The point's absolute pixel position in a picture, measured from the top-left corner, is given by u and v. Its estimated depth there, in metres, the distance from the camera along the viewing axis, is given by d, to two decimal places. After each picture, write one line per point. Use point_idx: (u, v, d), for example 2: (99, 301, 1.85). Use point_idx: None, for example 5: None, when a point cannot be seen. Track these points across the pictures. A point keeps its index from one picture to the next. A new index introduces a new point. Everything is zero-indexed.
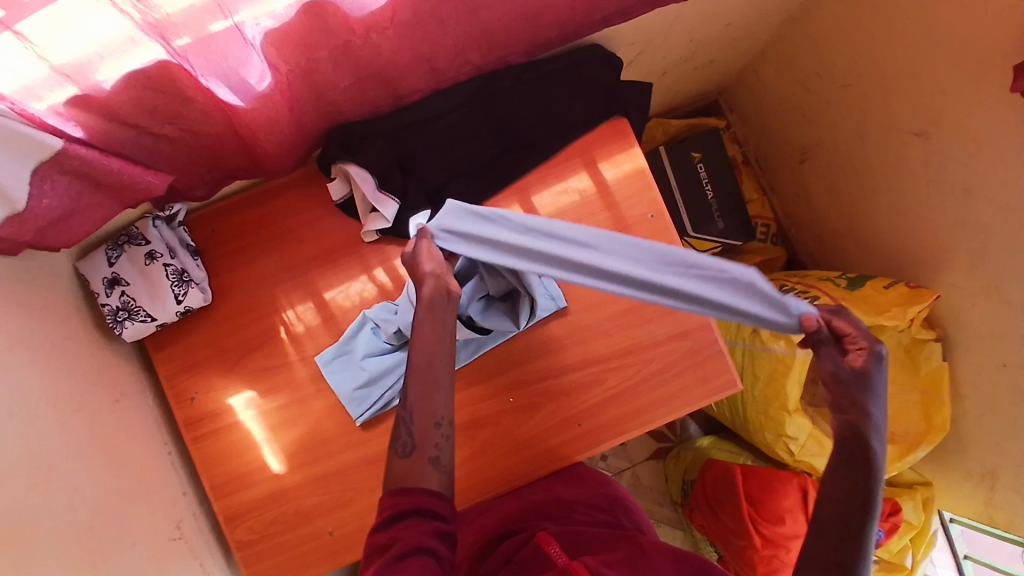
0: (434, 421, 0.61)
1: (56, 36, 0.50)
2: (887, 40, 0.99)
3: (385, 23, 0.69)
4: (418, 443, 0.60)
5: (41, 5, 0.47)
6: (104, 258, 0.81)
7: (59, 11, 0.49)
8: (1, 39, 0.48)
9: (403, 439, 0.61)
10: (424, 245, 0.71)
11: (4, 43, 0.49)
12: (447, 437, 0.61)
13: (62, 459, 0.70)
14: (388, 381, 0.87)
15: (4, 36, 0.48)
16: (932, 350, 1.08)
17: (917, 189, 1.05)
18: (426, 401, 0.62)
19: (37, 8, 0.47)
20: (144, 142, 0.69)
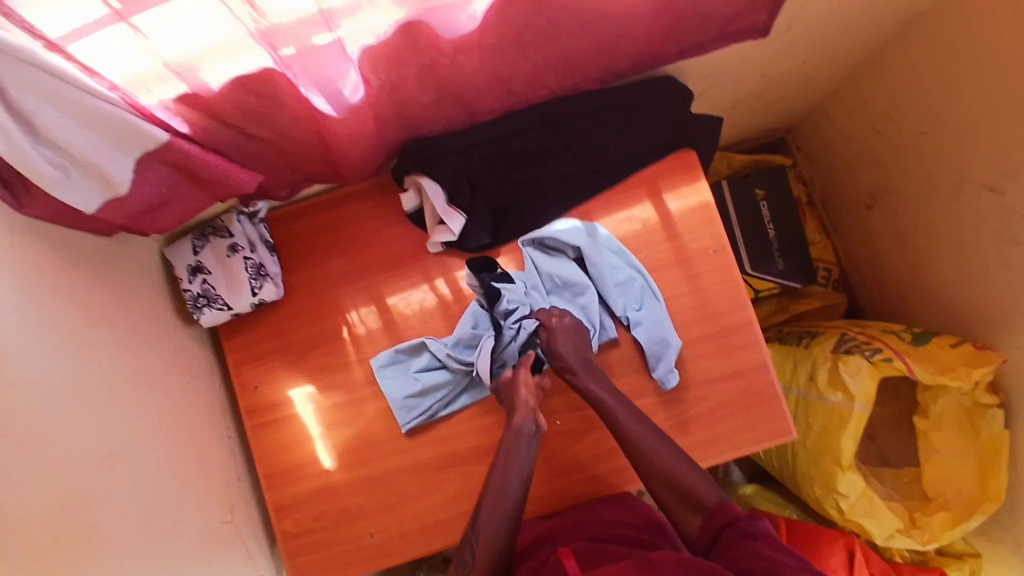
0: (494, 548, 0.79)
1: (168, 33, 0.54)
2: (965, 91, 0.96)
3: (471, 46, 0.72)
4: (476, 563, 0.79)
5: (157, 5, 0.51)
6: (190, 247, 0.88)
7: (173, 13, 0.53)
8: (115, 30, 0.52)
9: (463, 558, 0.81)
10: (520, 376, 0.85)
11: (114, 29, 0.53)
12: (504, 553, 0.79)
13: (131, 433, 0.73)
14: (438, 393, 0.89)
15: (119, 26, 0.52)
16: (993, 416, 1.03)
17: (990, 245, 1.00)
18: (486, 529, 0.79)
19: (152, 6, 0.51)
20: (240, 142, 0.73)
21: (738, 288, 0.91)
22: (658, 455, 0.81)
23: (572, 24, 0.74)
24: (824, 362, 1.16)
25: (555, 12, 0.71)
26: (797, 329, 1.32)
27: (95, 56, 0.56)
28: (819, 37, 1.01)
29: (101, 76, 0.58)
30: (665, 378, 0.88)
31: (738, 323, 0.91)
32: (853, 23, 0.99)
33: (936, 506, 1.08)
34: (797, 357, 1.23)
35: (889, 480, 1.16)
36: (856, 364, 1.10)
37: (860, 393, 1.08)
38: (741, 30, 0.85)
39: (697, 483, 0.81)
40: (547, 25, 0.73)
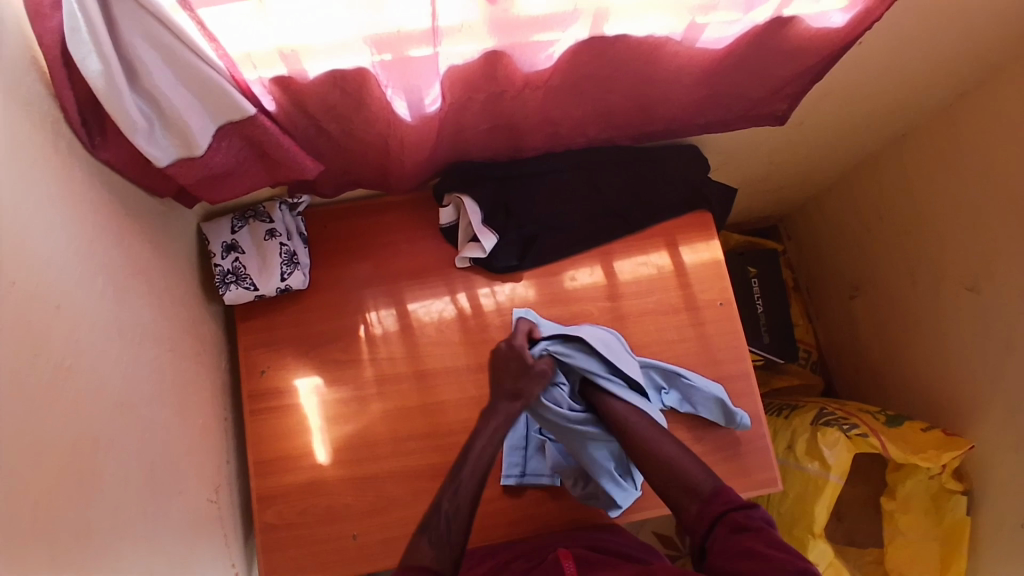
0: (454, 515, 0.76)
1: (285, 14, 0.61)
2: (948, 198, 1.08)
3: (539, 83, 0.80)
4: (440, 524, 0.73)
5: None
6: (228, 226, 0.91)
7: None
8: (241, 3, 0.59)
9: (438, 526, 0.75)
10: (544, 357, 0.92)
11: (240, 2, 0.59)
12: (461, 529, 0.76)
13: (144, 387, 0.74)
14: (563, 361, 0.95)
15: (246, 0, 0.59)
16: (958, 502, 1.09)
17: (964, 341, 1.10)
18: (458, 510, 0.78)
19: None
20: (310, 132, 0.79)
21: (739, 341, 0.98)
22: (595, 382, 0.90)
23: (625, 83, 0.84)
24: (804, 432, 1.21)
25: (613, 70, 0.81)
26: (777, 401, 1.38)
27: (219, 24, 0.61)
28: (822, 137, 1.16)
29: (219, 44, 0.63)
30: (740, 419, 0.92)
31: (736, 373, 0.96)
32: (854, 127, 1.13)
33: None
34: (777, 426, 1.28)
35: (853, 558, 1.20)
36: (833, 438, 1.15)
37: (836, 465, 1.13)
38: (762, 116, 0.97)
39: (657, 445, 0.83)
40: (604, 78, 0.82)
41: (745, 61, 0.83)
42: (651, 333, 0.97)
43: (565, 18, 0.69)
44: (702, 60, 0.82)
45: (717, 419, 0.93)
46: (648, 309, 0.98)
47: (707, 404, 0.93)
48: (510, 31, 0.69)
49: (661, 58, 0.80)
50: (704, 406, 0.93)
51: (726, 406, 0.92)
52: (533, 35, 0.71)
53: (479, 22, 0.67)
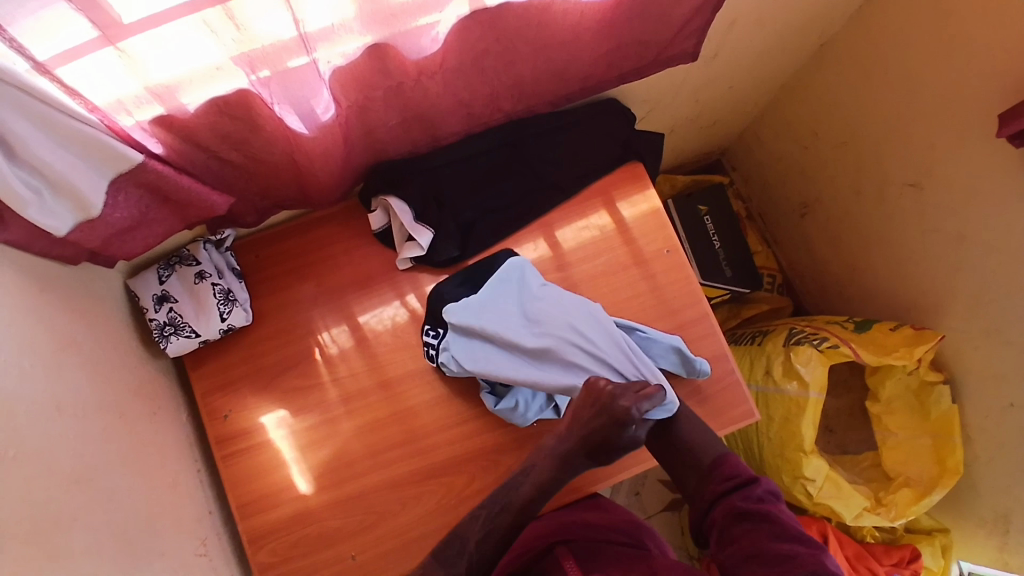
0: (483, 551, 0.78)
1: (149, 54, 0.58)
2: (878, 100, 1.08)
3: (434, 68, 0.77)
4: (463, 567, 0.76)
5: (141, 29, 0.55)
6: (155, 277, 0.88)
7: (156, 35, 0.56)
8: (102, 52, 0.56)
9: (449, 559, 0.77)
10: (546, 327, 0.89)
11: (99, 52, 0.56)
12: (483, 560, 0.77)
13: (101, 460, 0.72)
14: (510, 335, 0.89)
15: (106, 49, 0.56)
16: (940, 393, 1.11)
17: (917, 238, 1.11)
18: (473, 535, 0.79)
19: (136, 31, 0.55)
20: (211, 165, 0.76)
21: (693, 284, 0.98)
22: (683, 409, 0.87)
23: (525, 51, 0.81)
24: (778, 355, 1.22)
25: (510, 40, 0.78)
26: (750, 330, 1.40)
27: (81, 77, 0.58)
28: (742, 65, 1.14)
29: (84, 98, 0.60)
30: (700, 365, 0.91)
31: (696, 315, 0.96)
32: (770, 49, 1.12)
33: (899, 484, 1.15)
34: (752, 356, 1.29)
35: (851, 466, 1.22)
36: (807, 354, 1.16)
37: (814, 381, 1.14)
38: (675, 56, 0.95)
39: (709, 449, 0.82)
40: (503, 51, 0.80)
41: (643, 5, 0.81)
42: (606, 295, 0.97)
43: None
44: (597, 11, 0.80)
45: (677, 371, 0.93)
46: (598, 271, 0.98)
47: (667, 356, 0.92)
48: (389, 21, 0.67)
49: (554, 18, 0.77)
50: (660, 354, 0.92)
51: (686, 355, 0.91)
52: (413, 21, 0.68)
53: (354, 17, 0.64)
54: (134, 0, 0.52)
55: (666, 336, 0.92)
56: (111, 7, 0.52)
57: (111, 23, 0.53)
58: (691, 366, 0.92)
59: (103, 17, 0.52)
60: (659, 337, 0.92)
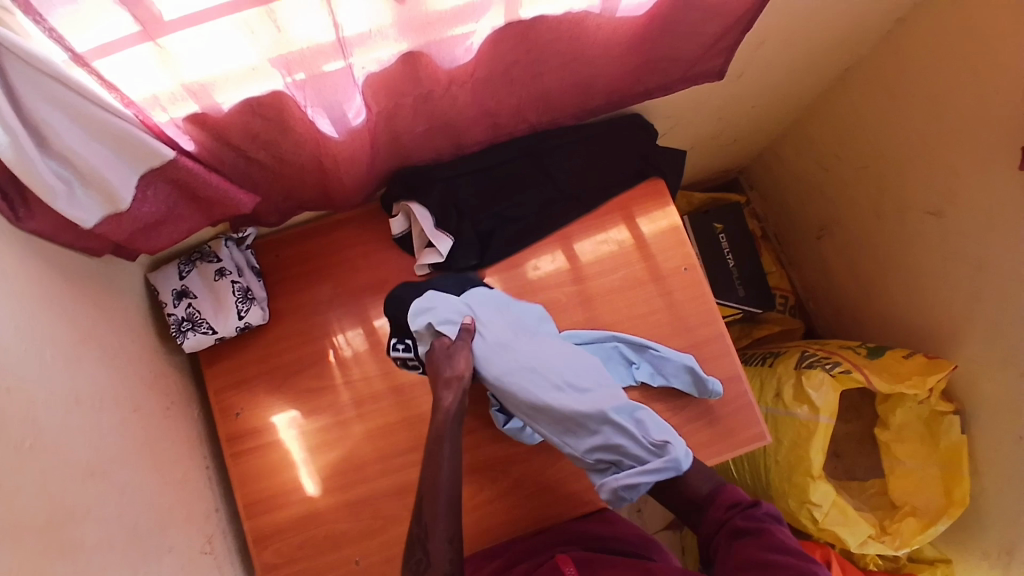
0: (446, 538, 0.69)
1: (188, 52, 0.59)
2: (900, 127, 1.09)
3: (464, 77, 0.78)
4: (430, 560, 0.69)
5: (182, 26, 0.55)
6: (175, 271, 0.88)
7: (196, 34, 0.57)
8: (140, 47, 0.57)
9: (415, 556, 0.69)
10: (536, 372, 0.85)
11: (139, 47, 0.57)
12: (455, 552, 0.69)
13: (113, 452, 0.72)
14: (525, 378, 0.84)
15: (145, 44, 0.56)
16: (950, 423, 1.11)
17: (934, 266, 1.11)
18: (437, 521, 0.70)
19: (177, 28, 0.55)
20: (240, 164, 0.77)
21: (709, 303, 0.98)
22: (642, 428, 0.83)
23: (554, 63, 0.82)
24: (789, 378, 1.22)
25: (540, 52, 0.79)
26: (761, 351, 1.39)
27: (120, 72, 0.59)
28: (766, 86, 1.15)
29: (121, 92, 0.61)
30: (712, 386, 0.92)
31: (711, 334, 0.96)
32: (793, 71, 1.12)
33: (905, 514, 1.14)
34: (763, 377, 1.29)
35: (858, 493, 1.21)
36: (819, 379, 1.16)
37: (825, 406, 1.14)
38: (701, 74, 0.95)
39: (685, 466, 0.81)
40: (532, 63, 0.80)
41: (673, 23, 0.82)
42: (622, 310, 0.97)
43: (477, 7, 0.67)
44: (627, 27, 0.80)
45: (688, 392, 0.93)
46: (615, 285, 0.98)
47: (679, 375, 0.93)
48: (425, 30, 0.67)
49: (585, 33, 0.78)
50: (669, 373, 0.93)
51: (698, 374, 0.91)
52: (448, 30, 0.69)
53: (391, 24, 0.65)
54: None
55: (679, 355, 0.93)
56: (153, 4, 0.52)
57: (152, 19, 0.54)
58: (702, 386, 0.92)
59: (144, 13, 0.53)
60: (672, 356, 0.92)
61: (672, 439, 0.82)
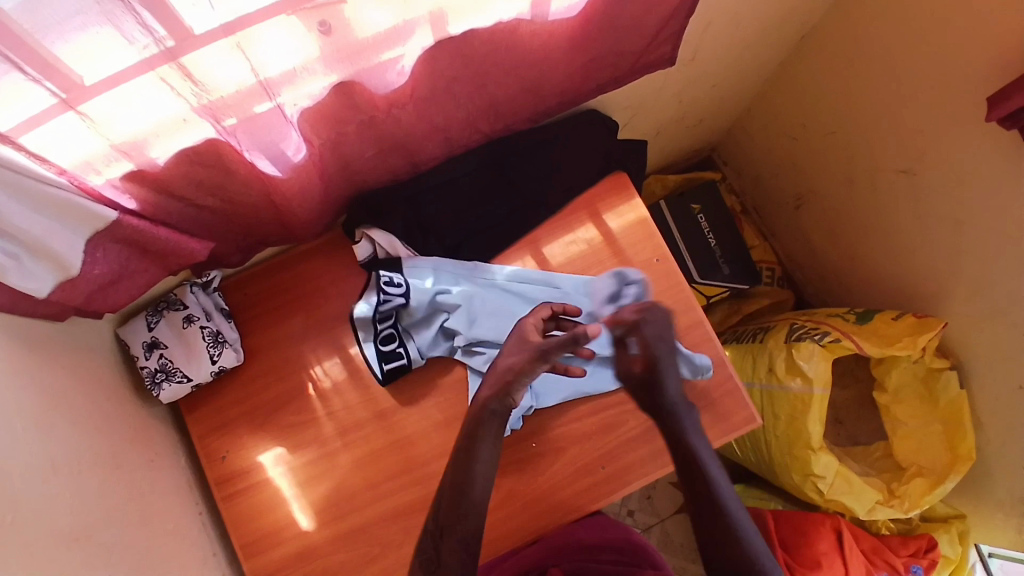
0: (460, 537, 0.77)
1: (112, 114, 0.58)
2: (863, 87, 1.06)
3: (405, 99, 0.77)
4: (439, 559, 0.76)
5: (103, 89, 0.54)
6: (144, 324, 0.87)
7: (119, 95, 0.56)
8: (63, 117, 0.55)
9: (426, 555, 0.77)
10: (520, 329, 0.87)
11: (62, 117, 0.56)
12: (469, 556, 0.77)
13: (100, 515, 0.71)
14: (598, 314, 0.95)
15: (66, 113, 0.55)
16: (948, 380, 1.09)
17: (913, 226, 1.09)
18: (460, 527, 0.77)
19: (99, 92, 0.54)
20: (188, 212, 0.76)
21: (685, 292, 0.96)
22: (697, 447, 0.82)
23: (496, 73, 0.80)
24: (781, 352, 1.20)
25: (479, 64, 0.77)
26: (752, 327, 1.38)
27: (47, 143, 0.58)
28: (724, 61, 1.12)
29: (51, 163, 0.60)
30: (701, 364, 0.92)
31: (690, 323, 0.95)
32: (751, 43, 1.09)
33: (912, 474, 1.13)
34: (754, 353, 1.27)
35: (863, 458, 1.20)
36: (809, 351, 1.14)
37: (817, 377, 1.12)
38: (651, 62, 0.93)
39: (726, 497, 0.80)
40: (472, 75, 0.79)
41: (612, 18, 0.80)
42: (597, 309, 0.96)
43: (404, 30, 0.66)
44: (565, 28, 0.78)
45: (682, 377, 0.92)
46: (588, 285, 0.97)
47: None
48: (352, 59, 0.66)
49: (522, 39, 0.76)
50: (670, 369, 0.86)
51: (685, 354, 0.92)
52: (378, 56, 0.67)
53: (317, 58, 0.64)
54: (94, 63, 0.52)
55: None
56: (70, 71, 0.51)
57: (72, 87, 0.53)
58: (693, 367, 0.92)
59: (64, 81, 0.52)
60: None
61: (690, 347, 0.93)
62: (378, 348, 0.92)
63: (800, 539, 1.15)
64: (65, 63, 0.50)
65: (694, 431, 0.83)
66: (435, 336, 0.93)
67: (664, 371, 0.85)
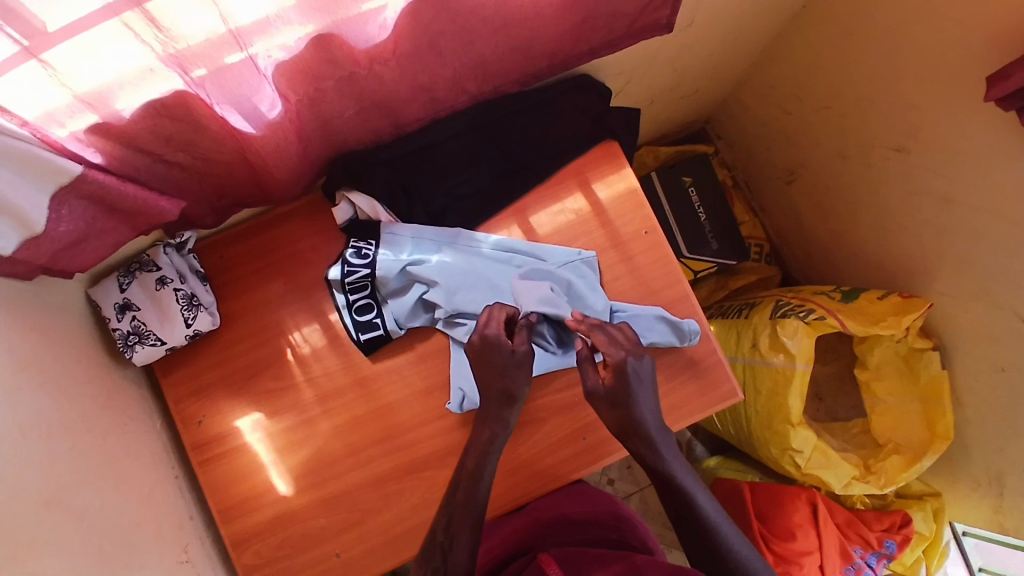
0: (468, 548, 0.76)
1: (76, 62, 0.54)
2: (859, 62, 1.04)
3: (386, 54, 0.73)
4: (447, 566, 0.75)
5: (68, 37, 0.51)
6: (115, 285, 0.84)
7: (86, 43, 0.52)
8: (24, 67, 0.51)
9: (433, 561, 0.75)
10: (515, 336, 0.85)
11: (24, 68, 0.52)
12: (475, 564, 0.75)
13: (70, 480, 0.70)
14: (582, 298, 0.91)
15: (28, 63, 0.51)
16: (930, 359, 1.09)
17: (904, 205, 1.08)
18: (461, 534, 0.76)
19: (63, 39, 0.51)
20: (159, 169, 0.73)
21: (672, 265, 0.95)
22: (660, 450, 0.82)
23: (485, 30, 0.76)
24: (764, 328, 1.20)
25: (466, 20, 0.73)
26: (737, 302, 1.37)
27: (6, 92, 0.54)
28: (721, 30, 1.09)
29: (12, 113, 0.57)
30: (690, 331, 0.91)
31: (676, 296, 0.94)
32: (751, 10, 1.06)
33: (889, 451, 1.14)
34: (738, 329, 1.27)
35: (840, 433, 1.22)
36: (793, 327, 1.14)
37: (800, 353, 1.12)
38: (648, 26, 0.90)
39: (702, 505, 0.80)
40: (459, 31, 0.74)
41: None
42: None
43: None
44: None
45: (671, 342, 0.92)
46: None
47: (654, 327, 0.91)
48: (329, 9, 0.62)
49: None
50: (642, 387, 0.83)
51: (671, 321, 0.91)
52: (356, 6, 0.63)
53: (292, 7, 0.60)
54: (55, 5, 0.48)
55: (649, 307, 0.92)
56: (31, 12, 0.48)
57: (34, 32, 0.49)
58: (680, 332, 0.91)
59: (22, 25, 0.48)
60: (643, 309, 0.92)
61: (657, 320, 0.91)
62: (354, 318, 0.90)
63: (774, 509, 1.17)
64: (25, 6, 0.47)
65: (665, 443, 0.83)
66: (415, 307, 0.91)
67: (632, 389, 0.82)
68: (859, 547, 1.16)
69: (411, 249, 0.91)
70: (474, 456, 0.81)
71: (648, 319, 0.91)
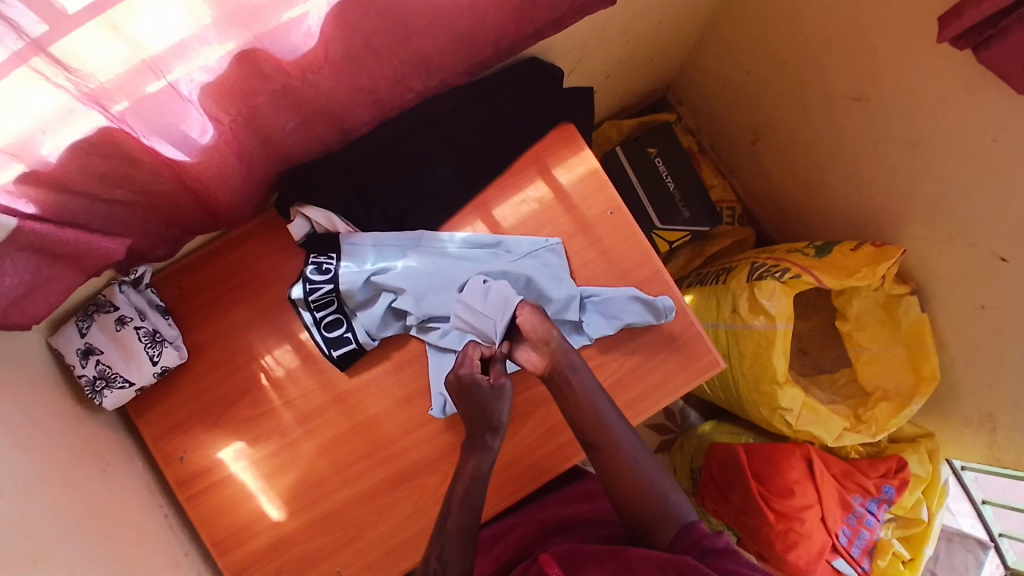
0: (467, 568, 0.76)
1: None
2: (811, 12, 1.02)
3: (319, 62, 0.70)
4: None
5: None
6: (75, 330, 0.80)
7: None
8: None
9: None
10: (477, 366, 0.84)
11: None
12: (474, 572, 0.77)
13: (55, 538, 0.68)
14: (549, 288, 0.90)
15: None
16: (908, 304, 1.10)
17: (869, 153, 1.07)
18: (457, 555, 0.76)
19: None
20: (98, 208, 0.70)
21: (641, 242, 0.94)
22: (592, 400, 0.83)
23: (422, 24, 0.73)
24: (743, 292, 1.19)
25: (400, 16, 0.70)
26: (714, 268, 1.37)
27: None
28: None
29: None
30: (665, 308, 0.90)
31: (648, 274, 0.93)
32: None
33: (877, 399, 1.15)
34: (718, 295, 1.26)
35: (828, 387, 1.23)
36: (770, 288, 1.13)
37: (780, 313, 1.12)
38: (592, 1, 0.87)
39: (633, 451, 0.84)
40: (394, 28, 0.72)
41: None
42: None
43: None
44: None
45: (647, 321, 0.91)
46: None
47: (629, 307, 0.90)
48: (249, 22, 0.59)
49: None
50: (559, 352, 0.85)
51: (644, 300, 0.90)
52: (277, 17, 0.60)
53: (208, 25, 0.56)
54: None
55: (622, 288, 0.91)
56: None
57: None
58: (656, 310, 0.90)
59: None
60: (615, 291, 0.91)
61: (630, 301, 0.90)
62: (324, 334, 0.88)
63: (770, 471, 1.16)
64: None
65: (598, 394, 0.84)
66: (385, 316, 0.89)
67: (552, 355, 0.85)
68: (858, 495, 1.17)
69: (373, 259, 0.89)
70: (466, 485, 0.80)
71: (621, 301, 0.90)
